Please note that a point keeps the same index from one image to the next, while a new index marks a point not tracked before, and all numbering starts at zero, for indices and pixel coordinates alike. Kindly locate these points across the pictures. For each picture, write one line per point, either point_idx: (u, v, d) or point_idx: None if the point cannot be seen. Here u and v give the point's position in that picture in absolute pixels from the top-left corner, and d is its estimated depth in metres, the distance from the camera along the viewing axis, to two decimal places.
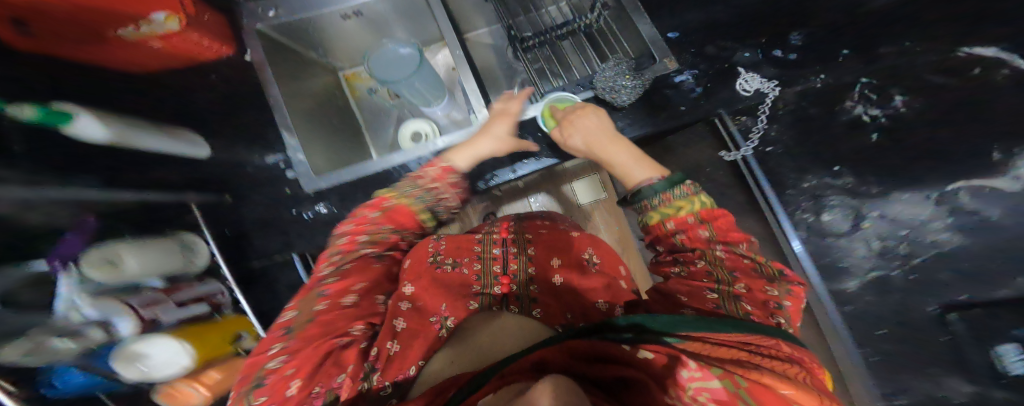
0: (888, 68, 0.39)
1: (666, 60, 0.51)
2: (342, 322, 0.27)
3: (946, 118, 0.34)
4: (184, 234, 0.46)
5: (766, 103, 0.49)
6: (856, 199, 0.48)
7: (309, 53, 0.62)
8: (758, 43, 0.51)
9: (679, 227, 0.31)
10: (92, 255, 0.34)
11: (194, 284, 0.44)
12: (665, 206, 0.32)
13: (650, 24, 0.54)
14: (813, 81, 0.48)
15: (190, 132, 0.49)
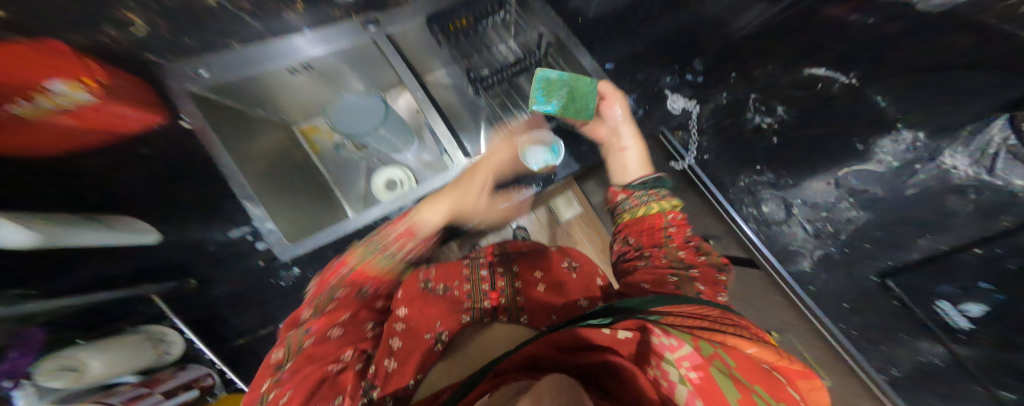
0: (763, 84, 0.62)
1: (612, 89, 0.59)
2: (331, 350, 0.28)
3: (818, 123, 0.58)
4: (155, 327, 0.57)
5: (692, 119, 0.65)
6: (780, 191, 0.60)
7: (253, 112, 0.59)
8: (675, 70, 0.66)
9: (672, 227, 0.41)
10: (59, 362, 0.43)
11: (175, 373, 0.56)
12: (650, 203, 0.45)
13: (591, 58, 0.62)
14: (721, 97, 0.65)
15: (142, 223, 0.54)
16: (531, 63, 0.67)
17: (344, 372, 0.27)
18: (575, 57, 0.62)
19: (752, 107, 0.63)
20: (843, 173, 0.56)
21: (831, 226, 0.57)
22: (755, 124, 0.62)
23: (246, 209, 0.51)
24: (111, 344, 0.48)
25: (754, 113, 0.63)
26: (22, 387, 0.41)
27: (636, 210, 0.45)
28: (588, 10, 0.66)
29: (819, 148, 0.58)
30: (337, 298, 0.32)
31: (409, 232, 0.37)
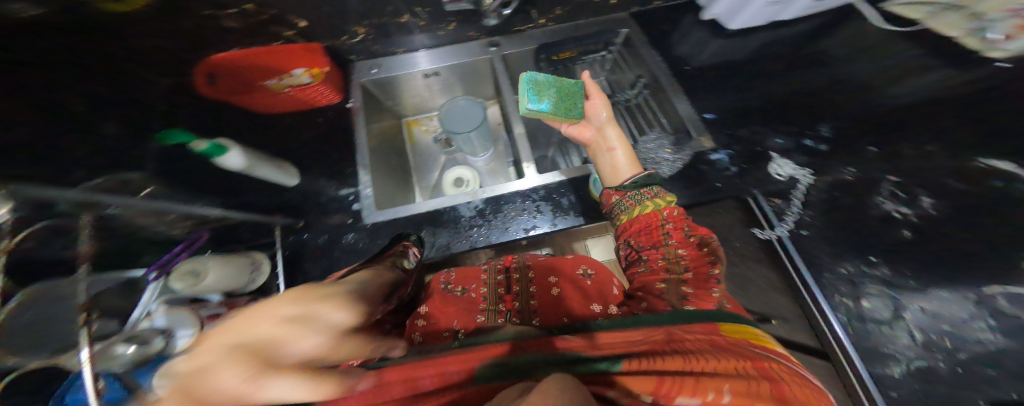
0: (911, 166, 0.47)
1: (702, 137, 0.63)
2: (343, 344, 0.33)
3: (970, 223, 0.39)
4: (259, 253, 0.60)
5: (799, 189, 0.58)
6: (893, 290, 0.47)
7: (386, 102, 0.84)
8: (788, 131, 0.61)
9: (667, 220, 0.48)
10: (184, 266, 0.49)
11: (247, 302, 0.55)
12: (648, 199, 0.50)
13: (687, 103, 0.66)
14: (844, 171, 0.54)
15: (292, 167, 0.66)
16: (622, 99, 0.76)
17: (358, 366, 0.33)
18: (671, 103, 0.67)
19: (885, 189, 0.48)
20: (989, 292, 0.37)
21: (949, 341, 0.41)
22: (885, 212, 0.48)
23: (359, 175, 0.70)
24: (217, 260, 0.52)
25: (888, 198, 0.48)
26: (158, 280, 0.47)
27: (633, 209, 0.50)
28: (694, 60, 0.71)
29: (934, 261, 0.42)
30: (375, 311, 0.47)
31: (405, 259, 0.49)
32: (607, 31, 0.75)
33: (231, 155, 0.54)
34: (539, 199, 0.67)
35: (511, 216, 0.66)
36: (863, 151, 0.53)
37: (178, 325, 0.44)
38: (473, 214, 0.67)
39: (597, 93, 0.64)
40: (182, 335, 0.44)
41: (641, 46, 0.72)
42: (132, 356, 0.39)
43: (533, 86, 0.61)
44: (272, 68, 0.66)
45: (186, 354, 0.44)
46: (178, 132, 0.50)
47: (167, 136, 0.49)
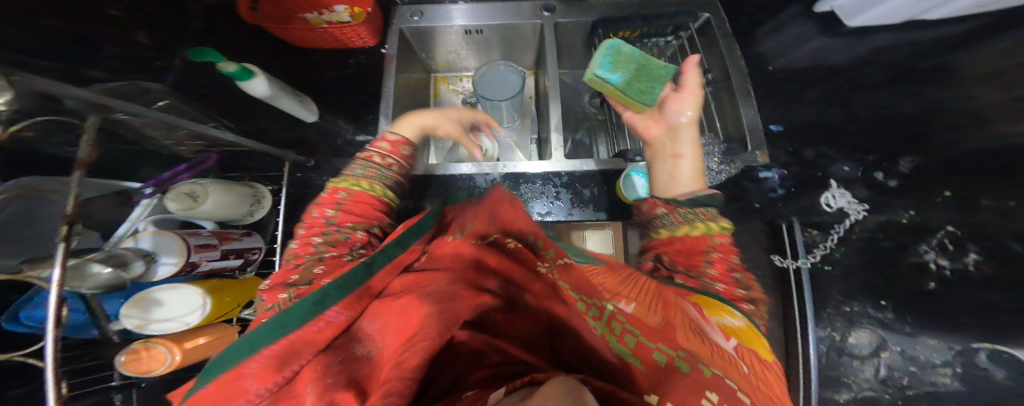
0: (977, 220, 0.36)
1: (758, 152, 0.60)
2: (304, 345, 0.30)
3: (995, 290, 0.34)
4: (263, 187, 0.60)
5: (845, 223, 0.54)
6: (885, 333, 0.45)
7: (420, 53, 0.78)
8: (863, 159, 0.53)
9: (716, 250, 0.45)
10: (183, 189, 0.47)
11: (243, 237, 0.56)
12: (699, 223, 0.47)
13: (753, 111, 0.62)
14: (903, 214, 0.46)
15: (311, 102, 0.66)
16: None
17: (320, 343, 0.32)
18: (735, 107, 0.64)
19: (934, 237, 0.40)
20: (975, 346, 0.35)
21: (907, 380, 0.42)
22: (920, 259, 0.42)
23: (380, 126, 0.67)
24: (222, 189, 0.52)
25: (932, 245, 0.41)
26: (151, 197, 0.49)
27: (678, 228, 0.48)
28: (779, 60, 0.67)
29: (937, 308, 0.39)
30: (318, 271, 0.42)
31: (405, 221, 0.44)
32: (685, 14, 0.69)
33: (257, 82, 0.53)
34: (560, 185, 0.66)
35: (531, 196, 0.67)
36: (936, 196, 0.41)
37: (162, 252, 0.44)
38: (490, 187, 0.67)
39: (694, 88, 0.58)
40: (166, 262, 0.45)
41: (720, 37, 0.67)
42: (106, 276, 0.37)
43: (610, 55, 0.60)
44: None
45: (164, 285, 0.45)
46: (210, 51, 0.47)
47: (197, 54, 0.47)
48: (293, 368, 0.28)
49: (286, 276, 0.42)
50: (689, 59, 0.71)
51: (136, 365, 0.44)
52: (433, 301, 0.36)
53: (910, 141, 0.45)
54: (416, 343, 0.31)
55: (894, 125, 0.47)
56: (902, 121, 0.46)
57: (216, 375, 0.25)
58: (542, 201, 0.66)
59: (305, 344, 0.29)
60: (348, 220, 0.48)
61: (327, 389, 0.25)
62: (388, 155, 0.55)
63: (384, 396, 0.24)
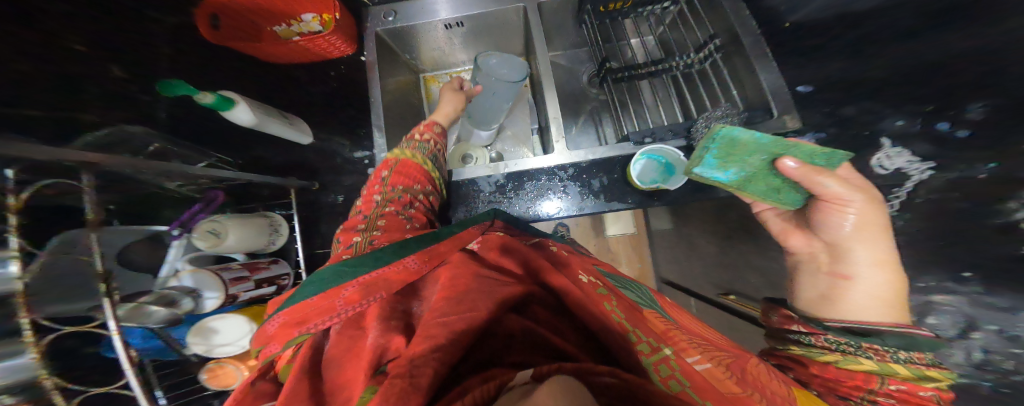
0: None
1: (784, 117, 0.50)
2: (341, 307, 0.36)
3: None
4: (276, 213, 0.59)
5: (906, 187, 0.44)
6: (974, 309, 0.37)
7: (402, 54, 0.76)
8: (916, 110, 0.42)
9: (898, 388, 0.31)
10: (204, 226, 0.47)
11: (271, 265, 0.55)
12: (900, 364, 0.32)
13: (775, 71, 0.52)
14: (978, 169, 0.36)
15: (304, 121, 0.63)
16: (681, 65, 0.58)
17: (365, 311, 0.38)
18: (751, 71, 0.53)
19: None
20: None
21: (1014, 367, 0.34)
22: (1010, 221, 0.33)
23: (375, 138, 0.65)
24: (239, 219, 0.52)
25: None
26: (180, 238, 0.47)
27: (816, 349, 0.36)
28: (794, 14, 0.58)
29: None
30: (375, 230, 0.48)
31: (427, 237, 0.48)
32: None
33: (240, 110, 0.49)
34: (567, 178, 0.60)
35: (535, 194, 0.61)
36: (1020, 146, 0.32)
37: (204, 287, 0.44)
38: (494, 189, 0.63)
39: (873, 209, 0.39)
40: (211, 296, 0.45)
41: None
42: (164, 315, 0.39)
43: (722, 145, 0.42)
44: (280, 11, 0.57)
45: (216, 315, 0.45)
46: (174, 82, 0.42)
47: (168, 88, 0.42)
48: (373, 300, 0.36)
49: (354, 224, 0.49)
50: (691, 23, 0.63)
51: (218, 380, 0.47)
52: (483, 286, 0.40)
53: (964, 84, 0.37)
54: (465, 312, 0.36)
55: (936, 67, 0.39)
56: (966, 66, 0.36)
57: (323, 290, 0.35)
58: (552, 197, 0.61)
59: (386, 283, 0.37)
60: (399, 182, 0.55)
61: (389, 329, 0.36)
62: (426, 131, 0.62)
63: (429, 348, 0.31)
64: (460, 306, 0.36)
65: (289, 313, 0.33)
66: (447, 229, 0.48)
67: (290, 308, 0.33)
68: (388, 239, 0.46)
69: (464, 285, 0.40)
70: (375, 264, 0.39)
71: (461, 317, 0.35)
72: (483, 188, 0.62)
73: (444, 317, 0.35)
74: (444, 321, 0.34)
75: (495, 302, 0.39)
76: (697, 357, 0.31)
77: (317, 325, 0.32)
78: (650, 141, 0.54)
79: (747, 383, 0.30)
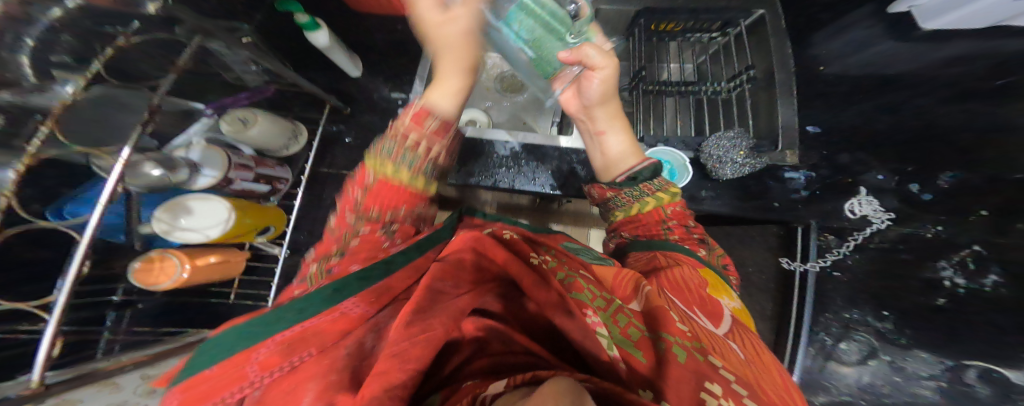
0: None
1: (786, 151, 0.57)
2: (293, 351, 0.24)
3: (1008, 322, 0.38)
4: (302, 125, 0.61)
5: (864, 231, 0.53)
6: (879, 343, 0.53)
7: None
8: (897, 169, 0.52)
9: (670, 211, 0.51)
10: (237, 113, 0.48)
11: (273, 166, 0.56)
12: (653, 193, 0.51)
13: (794, 109, 0.58)
14: (926, 229, 0.49)
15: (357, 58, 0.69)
16: (710, 91, 0.66)
17: (341, 317, 0.28)
18: (773, 106, 0.59)
19: (956, 256, 0.45)
20: (967, 364, 0.44)
21: (887, 389, 0.52)
22: (936, 276, 0.47)
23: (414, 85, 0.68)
24: (269, 116, 0.53)
25: (951, 264, 0.46)
26: (210, 117, 0.49)
27: (627, 205, 0.52)
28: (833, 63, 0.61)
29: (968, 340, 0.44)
30: (337, 258, 0.36)
31: (405, 232, 0.42)
32: (736, 9, 0.68)
33: (320, 34, 0.56)
34: (577, 162, 0.66)
35: (543, 169, 0.66)
36: (969, 214, 0.45)
37: (206, 164, 0.44)
38: (507, 155, 0.67)
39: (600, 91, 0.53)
40: (207, 175, 0.44)
41: (773, 32, 0.65)
42: (154, 178, 0.38)
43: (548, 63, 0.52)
44: None
45: (200, 195, 0.44)
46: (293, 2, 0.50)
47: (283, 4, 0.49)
48: (299, 358, 0.24)
49: (326, 249, 0.39)
50: (731, 55, 0.71)
51: (146, 275, 0.44)
52: (438, 289, 0.32)
53: (962, 163, 0.46)
54: (420, 334, 0.27)
55: (943, 151, 0.48)
56: (947, 154, 0.47)
57: (223, 356, 0.23)
58: (552, 174, 0.66)
59: (316, 339, 0.26)
60: (370, 204, 0.40)
61: (331, 389, 0.21)
62: (413, 133, 0.40)
63: (385, 389, 0.20)
64: (411, 329, 0.27)
65: (183, 390, 0.21)
66: (402, 253, 0.37)
67: (184, 382, 0.21)
68: (338, 276, 0.33)
69: (415, 305, 0.29)
70: (300, 314, 0.27)
71: (413, 339, 0.26)
72: (502, 152, 0.66)
73: (398, 345, 0.25)
74: (398, 351, 0.24)
75: (454, 314, 0.31)
76: (637, 297, 0.33)
77: (225, 403, 0.21)
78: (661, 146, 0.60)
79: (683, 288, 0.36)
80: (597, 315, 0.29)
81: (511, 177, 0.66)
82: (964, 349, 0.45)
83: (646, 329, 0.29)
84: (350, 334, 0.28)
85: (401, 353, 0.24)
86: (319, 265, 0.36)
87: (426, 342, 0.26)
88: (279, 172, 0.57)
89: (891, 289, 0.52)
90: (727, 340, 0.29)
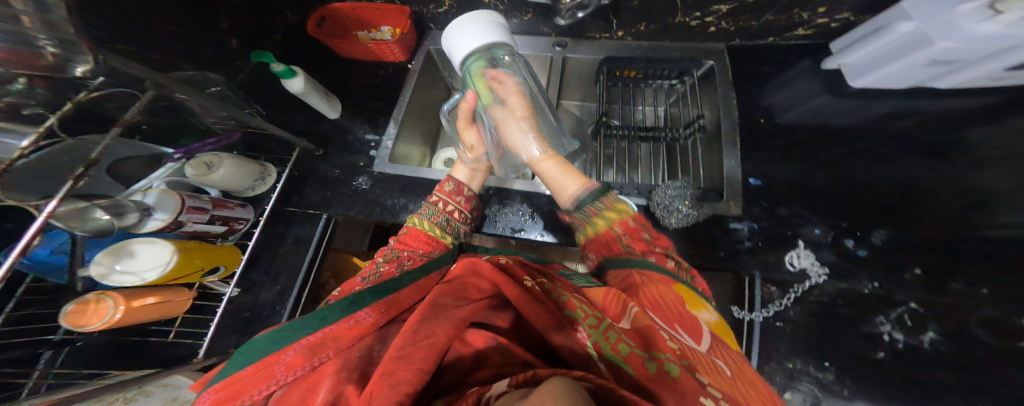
0: (948, 304, 0.41)
1: (731, 202, 0.61)
2: (319, 350, 0.39)
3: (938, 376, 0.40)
4: (272, 166, 0.65)
5: (803, 284, 0.56)
6: (823, 393, 0.51)
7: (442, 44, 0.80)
8: (834, 224, 0.56)
9: (620, 229, 0.50)
10: (202, 158, 0.52)
11: (235, 207, 0.59)
12: (597, 216, 0.51)
13: (738, 160, 0.63)
14: (864, 284, 0.50)
15: (337, 102, 0.74)
16: (669, 137, 0.70)
17: (355, 324, 0.42)
18: (719, 153, 0.66)
19: (894, 313, 0.46)
20: None
21: None
22: (875, 330, 0.47)
23: (388, 128, 0.74)
24: (236, 159, 0.56)
25: (889, 318, 0.46)
26: (177, 162, 0.54)
27: (586, 228, 0.55)
28: (780, 115, 0.70)
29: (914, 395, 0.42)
30: (370, 284, 0.52)
31: (416, 263, 0.56)
32: (688, 61, 0.75)
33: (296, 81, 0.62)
34: (535, 205, 0.71)
35: (507, 212, 0.72)
36: (904, 272, 0.46)
37: (160, 208, 0.46)
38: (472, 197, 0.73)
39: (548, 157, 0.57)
40: (156, 218, 0.46)
41: (719, 84, 0.72)
42: (102, 223, 0.40)
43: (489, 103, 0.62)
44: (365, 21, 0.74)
45: (145, 238, 0.47)
46: (263, 53, 0.56)
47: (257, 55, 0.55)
48: (317, 360, 0.38)
49: (353, 286, 0.53)
50: (690, 101, 0.77)
51: (78, 316, 0.43)
52: (438, 309, 0.44)
53: (893, 220, 0.50)
54: (425, 340, 0.39)
55: (879, 208, 0.52)
56: (879, 209, 0.52)
57: (254, 361, 0.37)
58: (513, 217, 0.71)
59: (334, 342, 0.40)
60: (401, 246, 0.60)
61: (340, 382, 0.35)
62: (448, 202, 0.64)
63: (392, 386, 0.32)
64: (417, 335, 0.39)
65: (220, 388, 0.35)
66: (409, 275, 0.53)
67: (221, 383, 0.35)
68: (383, 279, 0.52)
69: (419, 318, 0.42)
70: (322, 322, 0.42)
71: (417, 345, 0.38)
72: None
73: (405, 350, 0.37)
74: (404, 354, 0.36)
75: (452, 323, 0.42)
76: (628, 316, 0.37)
77: (255, 395, 0.35)
78: (617, 192, 0.63)
79: (670, 306, 0.38)
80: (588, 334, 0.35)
81: (476, 219, 0.72)
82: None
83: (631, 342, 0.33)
84: (361, 339, 0.42)
85: (400, 356, 0.36)
86: (354, 289, 0.52)
87: (421, 344, 0.38)
88: (244, 213, 0.59)
89: (829, 339, 0.52)
90: (712, 357, 0.32)
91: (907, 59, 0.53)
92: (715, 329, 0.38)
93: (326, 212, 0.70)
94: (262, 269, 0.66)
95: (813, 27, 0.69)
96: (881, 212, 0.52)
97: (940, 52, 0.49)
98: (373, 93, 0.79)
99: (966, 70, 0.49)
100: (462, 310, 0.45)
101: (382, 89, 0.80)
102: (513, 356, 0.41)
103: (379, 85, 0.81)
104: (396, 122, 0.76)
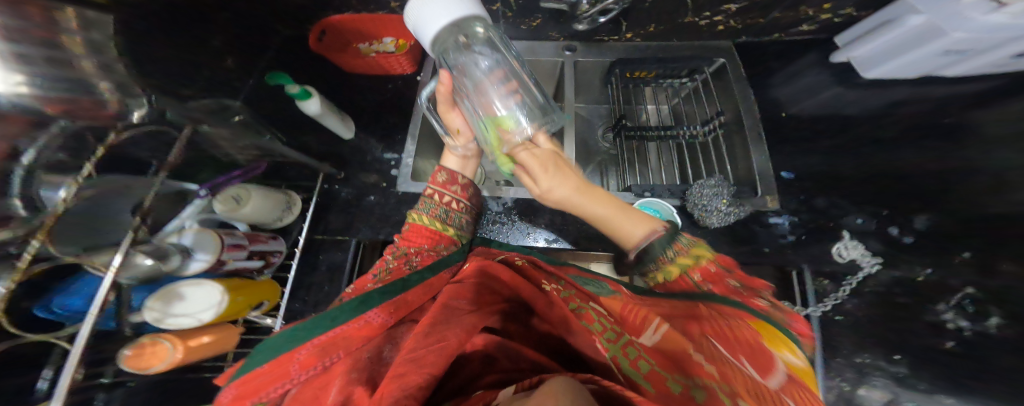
0: (1004, 286, 0.43)
1: (768, 197, 0.60)
2: (328, 352, 0.35)
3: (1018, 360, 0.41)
4: (296, 194, 0.64)
5: (857, 275, 0.55)
6: (899, 387, 0.52)
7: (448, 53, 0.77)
8: (875, 212, 0.57)
9: (699, 277, 0.43)
10: (231, 190, 0.52)
11: (268, 240, 0.58)
12: (673, 264, 0.45)
13: (765, 155, 0.63)
14: (917, 271, 0.52)
15: (351, 122, 0.72)
16: (688, 136, 0.69)
17: (366, 324, 0.38)
18: (747, 151, 0.64)
19: (954, 298, 0.48)
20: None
21: None
22: (938, 318, 0.49)
23: (406, 144, 0.71)
24: (264, 191, 0.56)
25: (950, 305, 0.48)
26: (204, 198, 0.50)
27: (668, 270, 0.45)
28: (792, 107, 0.69)
29: (986, 376, 0.44)
30: (377, 280, 0.48)
31: (427, 259, 0.52)
32: (699, 58, 0.74)
33: (311, 101, 0.60)
34: (568, 213, 0.68)
35: (537, 223, 0.68)
36: (953, 256, 0.49)
37: (199, 248, 0.46)
38: (501, 209, 0.70)
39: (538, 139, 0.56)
40: (200, 259, 0.46)
41: (732, 80, 0.71)
42: (145, 268, 0.40)
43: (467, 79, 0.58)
44: (368, 33, 0.71)
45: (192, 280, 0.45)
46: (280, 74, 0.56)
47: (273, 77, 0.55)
48: (330, 360, 0.35)
49: (365, 283, 0.49)
50: (703, 98, 0.76)
51: (137, 362, 0.40)
52: (452, 310, 0.40)
53: (933, 207, 0.52)
54: (436, 343, 0.35)
55: (918, 196, 0.54)
56: (917, 196, 0.54)
57: (270, 358, 0.32)
58: (543, 228, 0.68)
59: (346, 342, 0.37)
60: (407, 242, 0.55)
61: (350, 383, 0.33)
62: (445, 193, 0.60)
63: (400, 390, 0.29)
64: (428, 338, 0.35)
65: (240, 384, 0.31)
66: (418, 273, 0.47)
67: (240, 379, 0.31)
68: (396, 274, 0.48)
69: (431, 319, 0.37)
70: (333, 320, 0.37)
71: (429, 348, 0.34)
72: (494, 208, 0.69)
73: (415, 353, 0.33)
74: (415, 357, 0.33)
75: (463, 329, 0.39)
76: (651, 332, 0.33)
77: (269, 394, 0.32)
78: (650, 194, 0.61)
79: (720, 332, 0.33)
80: (606, 349, 0.32)
81: (507, 233, 0.68)
82: (994, 393, 0.43)
83: (651, 361, 0.30)
84: (372, 340, 0.39)
85: (411, 353, 0.33)
86: (362, 285, 0.48)
87: (428, 346, 0.35)
88: (277, 246, 0.59)
89: (894, 331, 0.53)
90: (779, 394, 0.23)
91: (914, 52, 0.55)
92: (802, 375, 0.28)
93: (356, 235, 0.67)
94: (300, 299, 0.63)
95: (816, 23, 0.68)
96: (920, 199, 0.54)
97: (953, 44, 0.50)
98: (386, 109, 0.77)
99: (983, 56, 0.51)
100: (466, 314, 0.41)
101: (393, 104, 0.77)
102: (524, 360, 0.39)
103: (390, 100, 0.78)
104: (412, 137, 0.73)
